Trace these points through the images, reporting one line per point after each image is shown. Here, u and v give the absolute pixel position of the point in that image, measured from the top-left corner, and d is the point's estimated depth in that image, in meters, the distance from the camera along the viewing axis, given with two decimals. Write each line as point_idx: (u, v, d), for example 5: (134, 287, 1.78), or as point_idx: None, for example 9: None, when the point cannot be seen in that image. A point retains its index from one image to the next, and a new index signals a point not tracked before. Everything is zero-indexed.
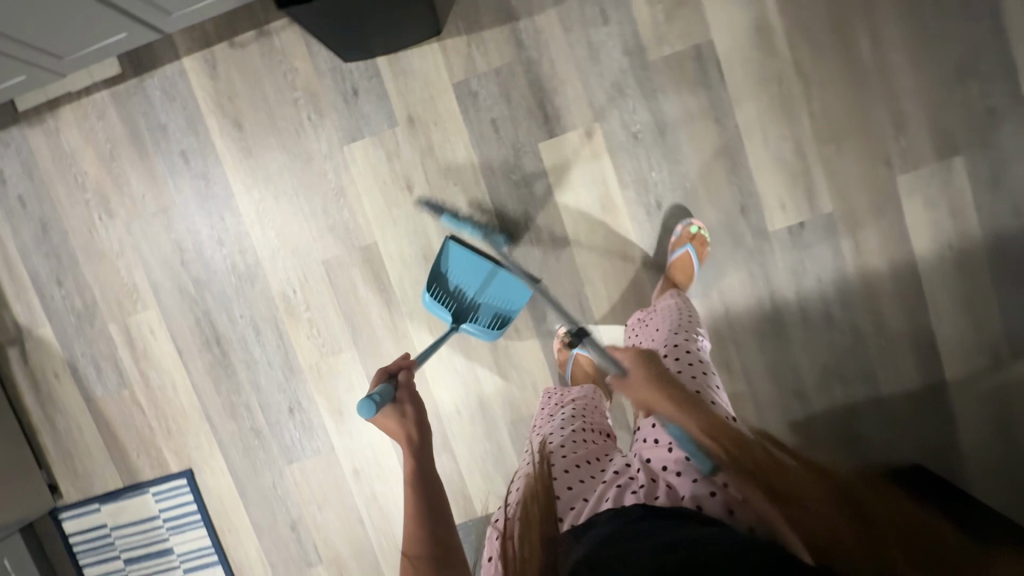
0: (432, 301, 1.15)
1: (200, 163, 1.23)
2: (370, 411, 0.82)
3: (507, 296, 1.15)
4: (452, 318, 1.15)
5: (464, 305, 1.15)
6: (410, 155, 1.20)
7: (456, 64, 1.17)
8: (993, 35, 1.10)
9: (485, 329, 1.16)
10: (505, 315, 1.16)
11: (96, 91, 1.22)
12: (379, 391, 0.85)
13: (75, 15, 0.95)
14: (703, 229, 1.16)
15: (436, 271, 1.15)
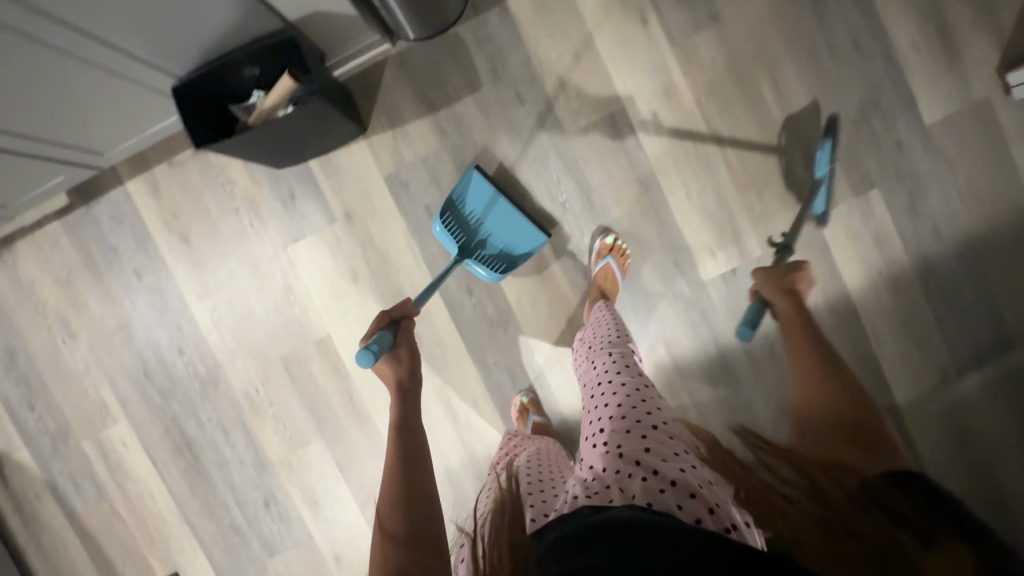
0: (442, 229, 1.16)
1: (153, 278, 1.28)
2: (369, 359, 0.85)
3: (515, 237, 1.18)
4: (458, 250, 1.16)
5: (470, 240, 1.17)
6: (352, 248, 1.24)
7: (384, 158, 1.22)
8: (890, 71, 1.14)
9: (487, 268, 1.18)
10: (509, 259, 1.18)
11: (47, 223, 1.28)
12: (381, 335, 0.89)
13: (12, 174, 1.02)
14: (619, 240, 1.20)
15: (451, 199, 1.16)
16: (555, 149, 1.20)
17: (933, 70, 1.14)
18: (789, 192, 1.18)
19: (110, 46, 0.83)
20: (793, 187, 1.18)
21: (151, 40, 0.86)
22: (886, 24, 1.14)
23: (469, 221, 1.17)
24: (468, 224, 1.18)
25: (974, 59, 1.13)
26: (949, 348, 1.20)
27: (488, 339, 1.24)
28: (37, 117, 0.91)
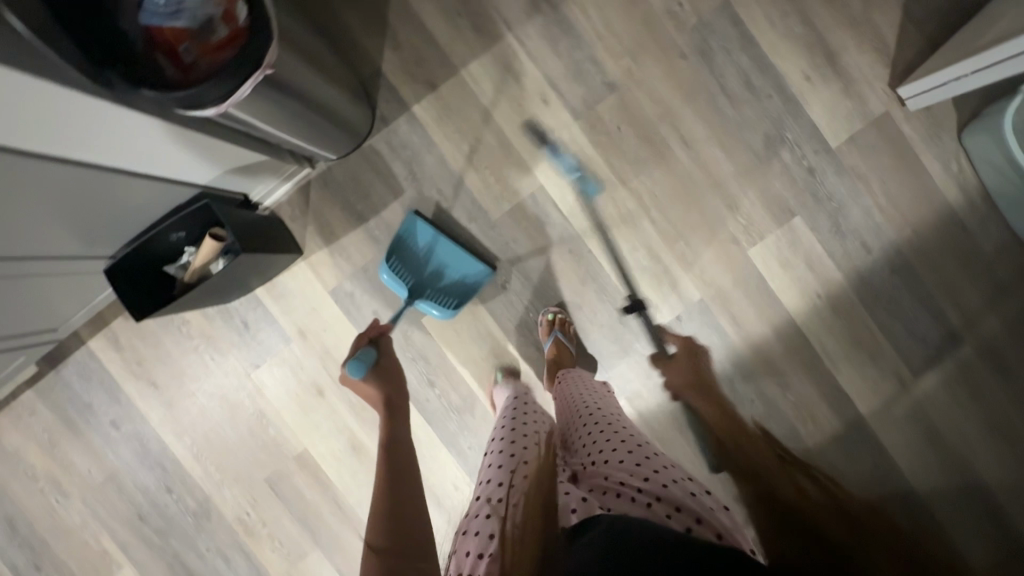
0: (389, 275, 1.19)
1: (130, 425, 1.33)
2: (359, 368, 1.06)
3: (463, 271, 1.21)
4: (408, 292, 1.19)
5: (422, 279, 1.21)
6: (312, 364, 1.29)
7: (326, 274, 1.27)
8: (786, 104, 1.18)
9: (440, 306, 1.20)
10: (460, 294, 1.21)
11: (21, 392, 1.33)
12: (362, 352, 1.08)
13: None
14: (560, 312, 1.23)
15: (396, 242, 1.20)
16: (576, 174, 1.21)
17: (827, 95, 1.17)
18: (715, 234, 1.21)
19: (45, 258, 0.91)
20: (718, 229, 1.21)
21: (78, 239, 0.94)
22: (773, 60, 1.18)
23: (419, 261, 1.21)
24: (418, 264, 1.22)
25: (865, 77, 1.17)
26: (901, 353, 1.21)
27: (458, 426, 1.28)
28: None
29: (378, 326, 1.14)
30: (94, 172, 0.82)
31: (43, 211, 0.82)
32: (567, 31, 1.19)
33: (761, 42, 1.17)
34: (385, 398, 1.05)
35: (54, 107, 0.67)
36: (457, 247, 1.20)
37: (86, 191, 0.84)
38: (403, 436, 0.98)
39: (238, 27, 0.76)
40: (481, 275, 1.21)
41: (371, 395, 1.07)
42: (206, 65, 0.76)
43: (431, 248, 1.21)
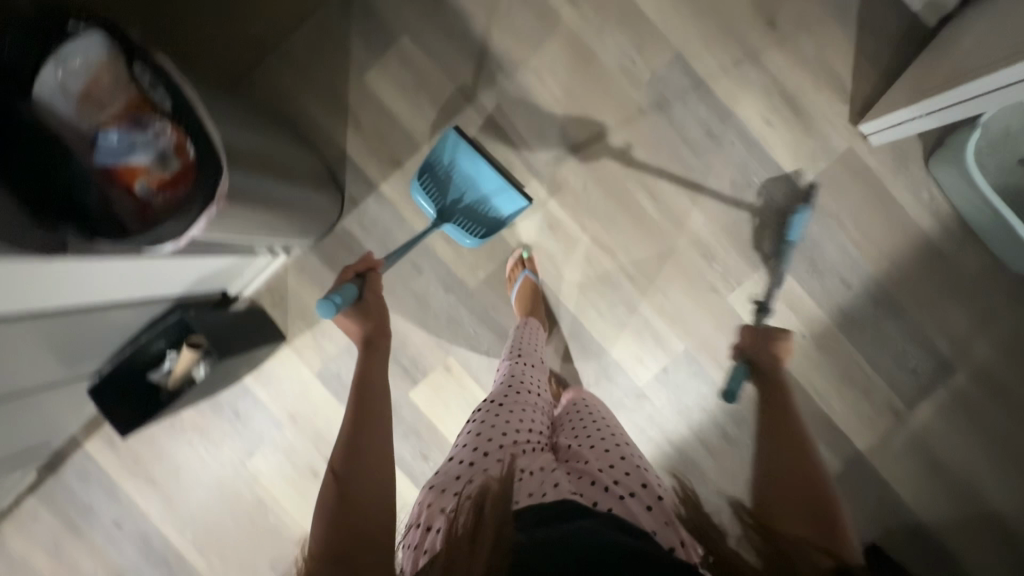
0: (420, 190, 1.15)
1: (133, 523, 1.34)
2: (331, 311, 0.85)
3: (493, 196, 1.15)
4: (436, 215, 1.15)
5: (450, 203, 1.16)
6: (305, 448, 1.30)
7: (311, 358, 1.28)
8: (749, 150, 1.18)
9: (466, 234, 1.16)
10: (492, 223, 1.17)
11: (24, 500, 1.35)
12: (343, 288, 0.89)
13: None
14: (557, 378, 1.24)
15: (429, 159, 1.15)
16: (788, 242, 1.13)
17: (790, 137, 1.18)
18: (693, 283, 1.21)
19: (23, 394, 0.92)
20: (695, 278, 1.21)
21: (54, 370, 0.94)
22: (732, 107, 1.18)
23: (449, 183, 1.16)
24: (447, 185, 1.17)
25: (826, 115, 1.17)
26: (892, 385, 1.20)
27: None
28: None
29: (365, 260, 0.97)
30: (57, 317, 0.82)
31: (13, 362, 0.82)
32: (525, 96, 1.20)
33: (718, 91, 1.18)
34: (362, 336, 0.88)
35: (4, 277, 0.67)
36: (487, 167, 1.12)
37: (62, 331, 0.86)
38: (377, 373, 0.83)
39: (189, 157, 0.78)
40: (516, 203, 1.14)
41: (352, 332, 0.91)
42: (163, 198, 0.78)
43: (462, 172, 1.15)
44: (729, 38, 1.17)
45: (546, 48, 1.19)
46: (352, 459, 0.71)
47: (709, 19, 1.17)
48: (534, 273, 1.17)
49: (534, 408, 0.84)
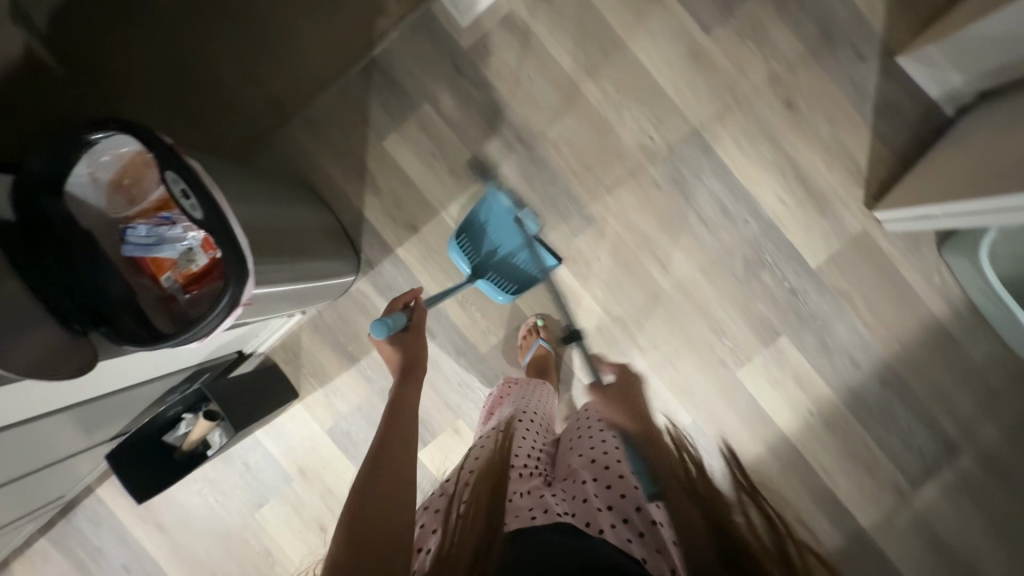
0: (457, 248, 1.16)
1: (140, 567, 1.36)
2: (383, 332, 0.86)
3: (527, 256, 1.17)
4: (470, 270, 1.16)
5: (483, 259, 1.17)
6: (313, 501, 1.32)
7: (322, 414, 1.30)
8: (763, 227, 1.19)
9: (499, 289, 1.17)
10: (524, 280, 1.18)
11: (34, 540, 1.37)
12: (392, 315, 0.89)
13: None
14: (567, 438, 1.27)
15: (467, 219, 1.17)
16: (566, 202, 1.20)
17: (804, 217, 1.19)
18: (702, 356, 1.22)
19: (37, 471, 0.95)
20: (705, 352, 1.22)
21: (67, 448, 0.97)
22: (747, 185, 1.19)
23: (485, 241, 1.17)
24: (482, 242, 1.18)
25: (840, 196, 1.18)
26: (897, 464, 1.21)
27: None
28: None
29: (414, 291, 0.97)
30: (62, 412, 0.85)
31: (20, 455, 0.85)
32: (543, 167, 1.21)
33: (734, 169, 1.19)
34: (402, 362, 0.87)
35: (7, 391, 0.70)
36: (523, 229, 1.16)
37: (92, 408, 0.90)
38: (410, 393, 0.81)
39: (215, 257, 0.79)
40: (547, 264, 1.17)
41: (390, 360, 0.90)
42: (188, 293, 0.80)
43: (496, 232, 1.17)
44: (747, 117, 1.18)
45: (564, 120, 1.21)
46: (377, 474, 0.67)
47: (728, 98, 1.18)
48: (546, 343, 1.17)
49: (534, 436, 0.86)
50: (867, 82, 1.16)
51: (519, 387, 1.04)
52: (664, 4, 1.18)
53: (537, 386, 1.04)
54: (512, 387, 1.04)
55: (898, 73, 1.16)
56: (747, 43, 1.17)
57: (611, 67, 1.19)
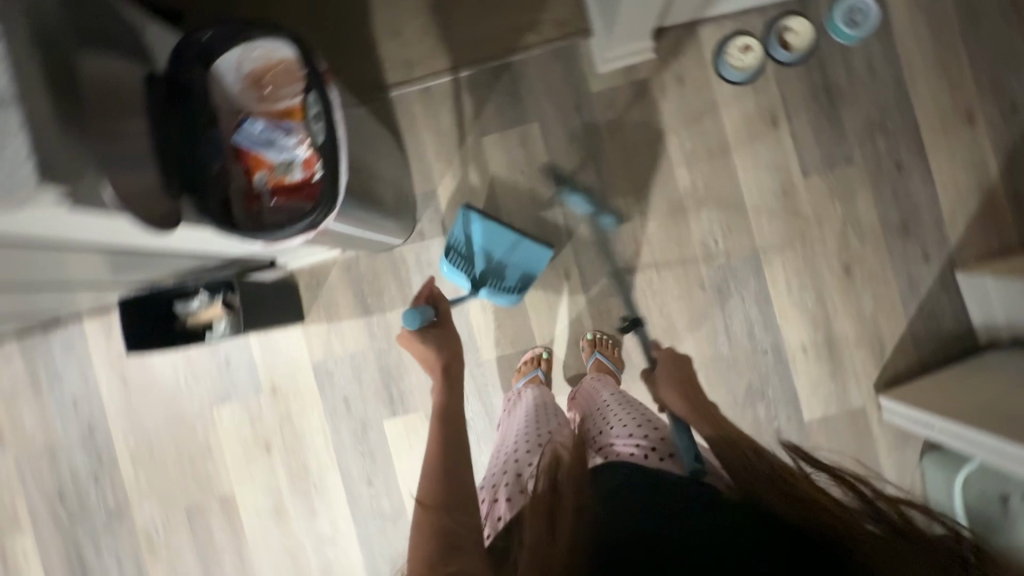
0: (452, 269, 1.22)
1: (87, 408, 1.40)
2: (413, 321, 1.00)
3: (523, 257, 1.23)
4: (471, 285, 1.22)
5: (481, 271, 1.23)
6: (270, 420, 1.36)
7: (317, 346, 1.35)
8: (777, 364, 1.25)
9: (505, 293, 1.24)
10: (527, 278, 1.24)
11: (5, 341, 1.40)
12: (420, 307, 1.02)
13: None
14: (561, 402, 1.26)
15: (453, 240, 1.22)
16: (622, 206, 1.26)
17: (817, 372, 1.25)
18: None
19: (41, 280, 0.98)
20: None
21: (85, 275, 1.01)
22: (780, 321, 1.25)
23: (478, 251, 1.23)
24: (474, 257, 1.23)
25: (855, 369, 1.24)
26: None
27: (378, 531, 1.34)
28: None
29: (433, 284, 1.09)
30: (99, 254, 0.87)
31: (46, 265, 0.88)
32: (610, 224, 1.28)
33: (775, 302, 1.25)
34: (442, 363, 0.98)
35: (102, 227, 0.69)
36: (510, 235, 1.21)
37: (125, 258, 0.93)
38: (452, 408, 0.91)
39: (311, 178, 0.86)
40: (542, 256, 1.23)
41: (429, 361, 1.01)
42: (273, 198, 0.86)
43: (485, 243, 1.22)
44: (805, 264, 1.25)
45: (647, 192, 1.27)
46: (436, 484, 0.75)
47: (797, 240, 1.25)
48: (543, 377, 1.21)
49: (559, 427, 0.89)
50: (921, 281, 1.24)
51: (529, 395, 1.06)
52: (778, 134, 1.25)
53: (542, 390, 1.06)
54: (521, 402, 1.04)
55: (951, 286, 1.24)
56: (834, 200, 1.25)
57: (709, 166, 1.26)
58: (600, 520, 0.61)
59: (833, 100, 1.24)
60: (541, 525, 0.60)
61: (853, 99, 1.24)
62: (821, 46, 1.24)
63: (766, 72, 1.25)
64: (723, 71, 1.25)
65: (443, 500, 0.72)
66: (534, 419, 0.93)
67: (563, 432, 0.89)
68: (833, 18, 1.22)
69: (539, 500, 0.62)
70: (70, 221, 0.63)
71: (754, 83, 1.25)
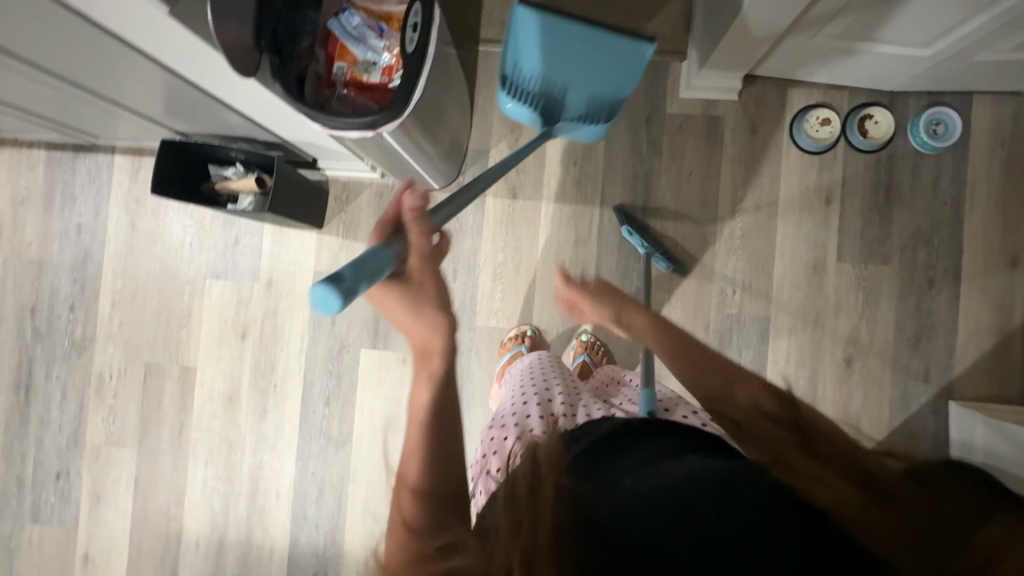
0: (515, 107, 1.02)
1: (88, 237, 1.41)
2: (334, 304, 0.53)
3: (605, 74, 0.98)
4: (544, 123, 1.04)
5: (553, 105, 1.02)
6: (255, 310, 1.37)
7: (324, 257, 1.36)
8: None
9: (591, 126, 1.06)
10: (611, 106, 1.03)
11: (35, 148, 1.42)
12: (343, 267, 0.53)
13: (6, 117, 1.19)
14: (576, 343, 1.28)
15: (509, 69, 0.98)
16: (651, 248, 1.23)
17: None
18: None
19: (101, 96, 1.01)
20: None
21: (139, 106, 1.04)
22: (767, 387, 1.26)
23: (554, 80, 0.98)
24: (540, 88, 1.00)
25: None
26: None
27: (318, 450, 1.33)
28: (7, 98, 1.06)
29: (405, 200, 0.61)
30: (160, 84, 0.89)
31: (109, 79, 0.91)
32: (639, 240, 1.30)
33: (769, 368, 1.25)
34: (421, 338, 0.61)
35: (188, 49, 0.74)
36: (601, 34, 0.93)
37: (183, 100, 0.97)
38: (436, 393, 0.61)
39: (386, 86, 0.88)
40: (644, 58, 0.95)
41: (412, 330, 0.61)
42: (344, 89, 0.88)
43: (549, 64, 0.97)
44: (810, 341, 1.26)
45: (686, 222, 1.29)
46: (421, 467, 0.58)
47: (810, 316, 1.26)
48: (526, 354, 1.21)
49: (568, 390, 0.82)
50: (915, 397, 1.24)
51: (532, 361, 0.94)
52: (827, 212, 1.27)
53: (548, 358, 0.95)
54: (523, 368, 0.93)
55: (942, 411, 1.23)
56: (858, 291, 1.26)
57: (752, 219, 1.28)
58: (587, 497, 0.48)
59: (890, 199, 1.26)
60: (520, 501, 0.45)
61: (909, 204, 1.25)
62: (896, 144, 1.26)
63: (837, 150, 1.27)
64: (797, 136, 1.27)
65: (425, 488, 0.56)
66: (539, 379, 0.84)
67: (576, 391, 0.84)
68: (916, 123, 1.24)
69: (515, 478, 0.48)
70: (158, 24, 0.67)
71: (822, 156, 1.27)
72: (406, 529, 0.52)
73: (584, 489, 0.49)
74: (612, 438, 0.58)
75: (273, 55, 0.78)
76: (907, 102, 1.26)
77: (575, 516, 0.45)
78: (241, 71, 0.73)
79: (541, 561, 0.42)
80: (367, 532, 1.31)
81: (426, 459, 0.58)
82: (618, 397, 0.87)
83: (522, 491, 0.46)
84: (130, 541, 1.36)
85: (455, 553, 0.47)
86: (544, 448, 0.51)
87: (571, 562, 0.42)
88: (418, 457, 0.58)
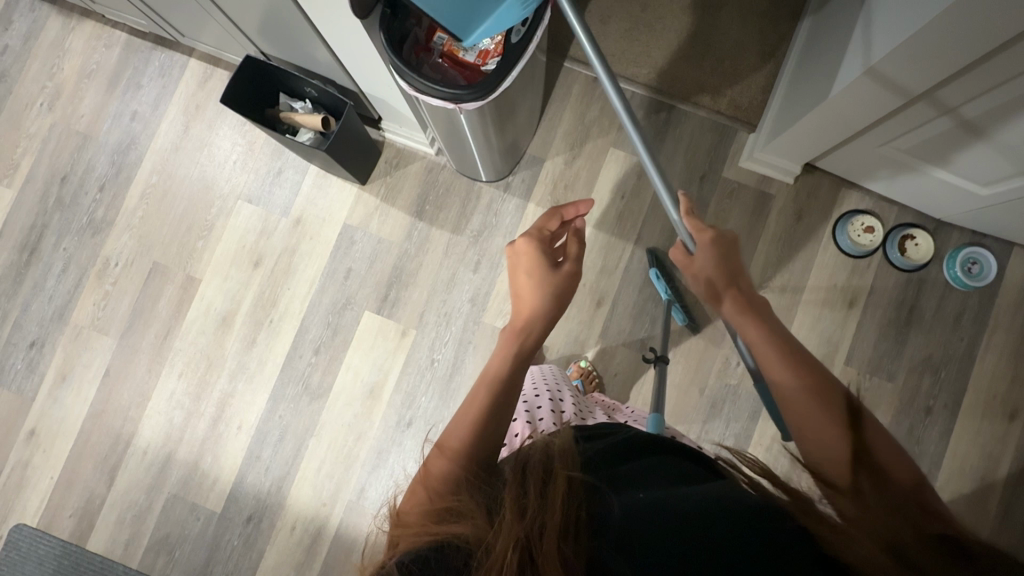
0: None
1: (139, 125, 1.43)
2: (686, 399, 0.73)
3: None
4: None
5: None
6: (275, 242, 1.37)
7: (358, 212, 1.37)
8: None
9: None
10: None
11: (118, 29, 1.46)
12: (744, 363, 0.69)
13: None
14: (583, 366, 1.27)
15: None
16: (673, 298, 1.24)
17: None
18: None
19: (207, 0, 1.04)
20: None
21: (238, 19, 1.07)
22: None
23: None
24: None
25: None
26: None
27: (293, 394, 1.32)
28: None
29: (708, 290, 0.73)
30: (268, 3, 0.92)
31: None
32: None
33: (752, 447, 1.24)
34: (525, 321, 0.71)
35: None
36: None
37: (283, 25, 1.00)
38: (511, 375, 0.66)
39: (479, 68, 0.91)
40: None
41: (528, 310, 0.72)
42: (438, 59, 0.91)
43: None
44: None
45: None
46: (466, 430, 0.60)
47: None
48: None
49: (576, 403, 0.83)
50: None
51: (542, 374, 0.92)
52: (847, 314, 1.28)
53: (554, 373, 0.94)
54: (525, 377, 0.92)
55: None
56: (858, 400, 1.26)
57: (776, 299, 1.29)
58: (592, 500, 0.48)
59: (910, 319, 1.28)
60: (527, 495, 0.46)
61: (927, 331, 1.27)
62: (930, 270, 1.28)
63: (873, 258, 1.29)
64: (840, 234, 1.29)
65: (465, 448, 0.58)
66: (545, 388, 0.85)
67: (582, 404, 0.85)
68: (954, 256, 1.27)
69: (526, 471, 0.48)
70: None
71: (857, 260, 1.29)
72: (420, 478, 0.57)
73: (597, 493, 0.49)
74: (623, 449, 0.58)
75: (386, 7, 0.81)
76: (949, 234, 1.29)
77: (583, 519, 0.45)
78: (354, 11, 0.76)
79: (545, 554, 0.42)
80: (314, 489, 1.28)
81: (469, 434, 0.59)
82: (621, 414, 0.91)
83: (532, 489, 0.46)
84: (80, 429, 1.34)
85: (458, 518, 0.48)
86: (555, 449, 0.51)
87: (575, 561, 0.43)
88: (463, 430, 0.60)
